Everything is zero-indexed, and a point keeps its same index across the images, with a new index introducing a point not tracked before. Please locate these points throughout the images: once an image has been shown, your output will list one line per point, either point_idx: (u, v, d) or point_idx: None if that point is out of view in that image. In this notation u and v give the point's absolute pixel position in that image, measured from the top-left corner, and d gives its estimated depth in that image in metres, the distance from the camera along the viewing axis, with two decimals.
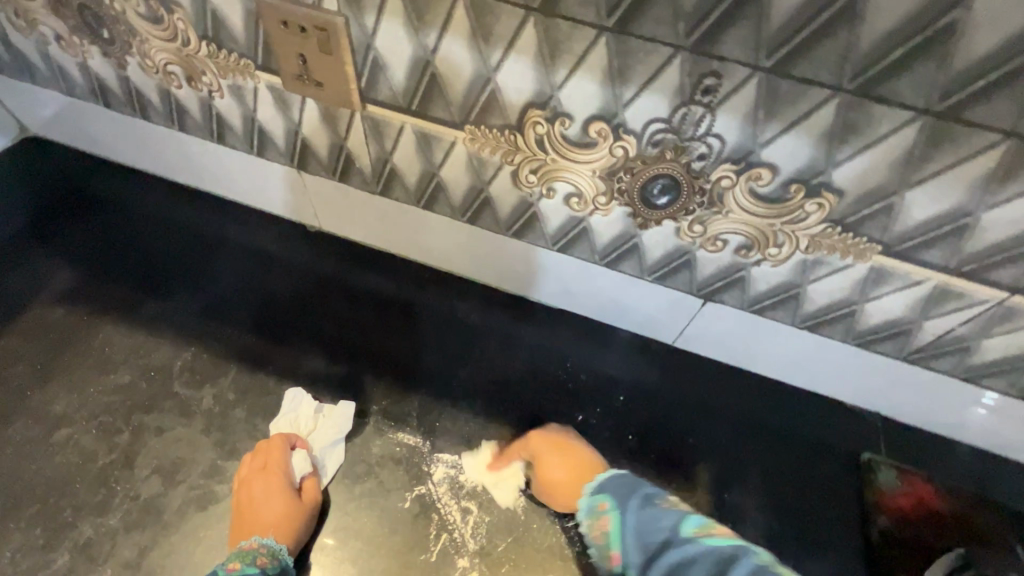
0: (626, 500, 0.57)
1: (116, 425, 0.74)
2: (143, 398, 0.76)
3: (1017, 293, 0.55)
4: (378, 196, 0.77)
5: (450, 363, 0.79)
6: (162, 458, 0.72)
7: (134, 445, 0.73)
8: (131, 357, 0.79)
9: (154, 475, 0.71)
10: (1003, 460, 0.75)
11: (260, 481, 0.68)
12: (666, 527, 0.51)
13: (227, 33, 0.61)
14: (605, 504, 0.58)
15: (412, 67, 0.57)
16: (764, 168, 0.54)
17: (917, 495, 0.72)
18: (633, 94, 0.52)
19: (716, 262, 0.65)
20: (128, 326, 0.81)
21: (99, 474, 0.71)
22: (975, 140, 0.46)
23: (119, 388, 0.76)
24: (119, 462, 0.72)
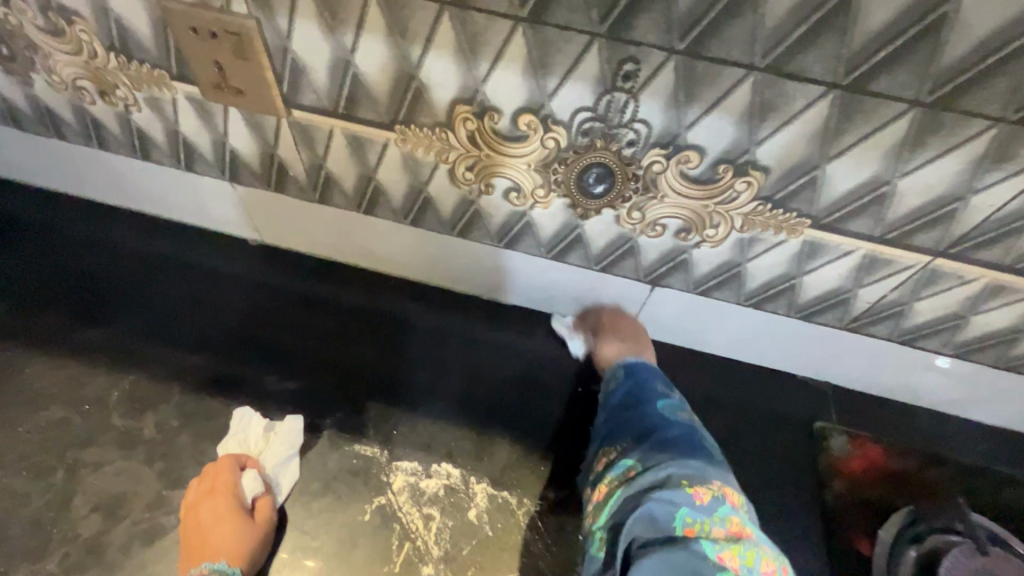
0: (635, 370, 0.68)
1: (48, 463, 0.67)
2: (77, 432, 0.69)
3: (938, 256, 0.57)
4: (316, 204, 0.74)
5: (404, 369, 0.77)
6: (103, 494, 0.66)
7: (68, 485, 0.66)
8: (63, 390, 0.72)
9: (95, 512, 0.65)
10: (926, 411, 0.82)
11: (207, 503, 0.63)
12: (649, 391, 0.65)
13: (137, 43, 0.59)
14: (616, 364, 0.70)
15: (333, 68, 0.55)
16: (691, 151, 0.53)
17: (869, 458, 0.77)
18: (557, 84, 0.50)
19: (660, 248, 0.65)
20: (60, 358, 0.74)
21: (28, 522, 0.64)
22: (885, 111, 0.45)
23: (49, 424, 0.69)
24: (55, 503, 0.65)
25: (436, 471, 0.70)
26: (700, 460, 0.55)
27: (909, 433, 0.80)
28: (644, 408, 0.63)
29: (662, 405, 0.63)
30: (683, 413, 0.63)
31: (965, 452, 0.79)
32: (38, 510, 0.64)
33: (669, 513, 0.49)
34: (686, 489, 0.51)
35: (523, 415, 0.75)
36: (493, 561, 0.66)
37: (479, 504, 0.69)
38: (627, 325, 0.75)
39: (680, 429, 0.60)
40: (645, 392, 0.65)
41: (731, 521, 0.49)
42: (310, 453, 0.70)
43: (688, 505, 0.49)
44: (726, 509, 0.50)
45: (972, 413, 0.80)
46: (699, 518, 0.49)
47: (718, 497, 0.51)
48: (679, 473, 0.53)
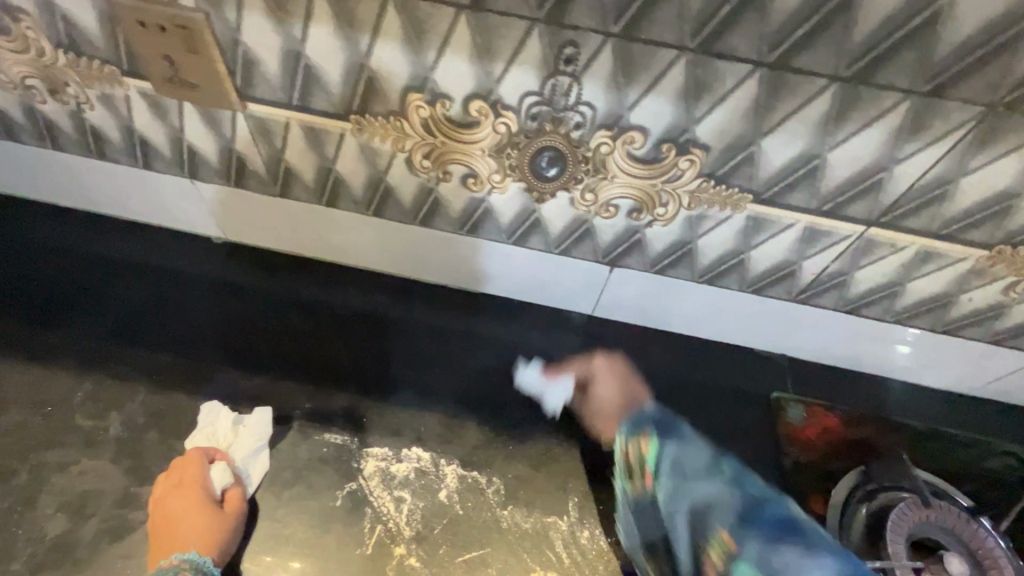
0: (660, 428, 0.63)
1: (11, 466, 0.66)
2: (40, 434, 0.68)
3: (871, 225, 0.60)
4: (279, 198, 0.74)
5: (373, 358, 0.78)
6: (68, 494, 0.65)
7: (32, 487, 0.65)
8: (24, 393, 0.71)
9: (61, 512, 0.64)
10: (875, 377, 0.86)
11: (176, 496, 0.63)
12: (698, 457, 0.57)
13: (85, 39, 0.59)
14: (647, 430, 0.63)
15: (284, 59, 0.56)
16: (636, 132, 0.55)
17: (822, 425, 0.80)
18: (503, 70, 0.52)
19: (614, 229, 0.67)
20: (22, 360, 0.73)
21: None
22: (809, 87, 0.48)
23: (10, 428, 0.69)
24: (19, 506, 0.64)
25: (408, 456, 0.72)
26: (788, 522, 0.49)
27: (860, 399, 0.84)
28: (702, 489, 0.54)
29: (724, 474, 0.55)
30: (753, 482, 0.54)
31: (913, 414, 0.83)
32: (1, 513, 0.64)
33: None
34: None
35: (492, 399, 0.77)
36: (464, 540, 0.67)
37: (449, 484, 0.71)
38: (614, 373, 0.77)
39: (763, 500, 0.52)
40: (694, 461, 0.57)
41: None
42: (280, 443, 0.71)
43: None
44: None
45: (919, 377, 0.84)
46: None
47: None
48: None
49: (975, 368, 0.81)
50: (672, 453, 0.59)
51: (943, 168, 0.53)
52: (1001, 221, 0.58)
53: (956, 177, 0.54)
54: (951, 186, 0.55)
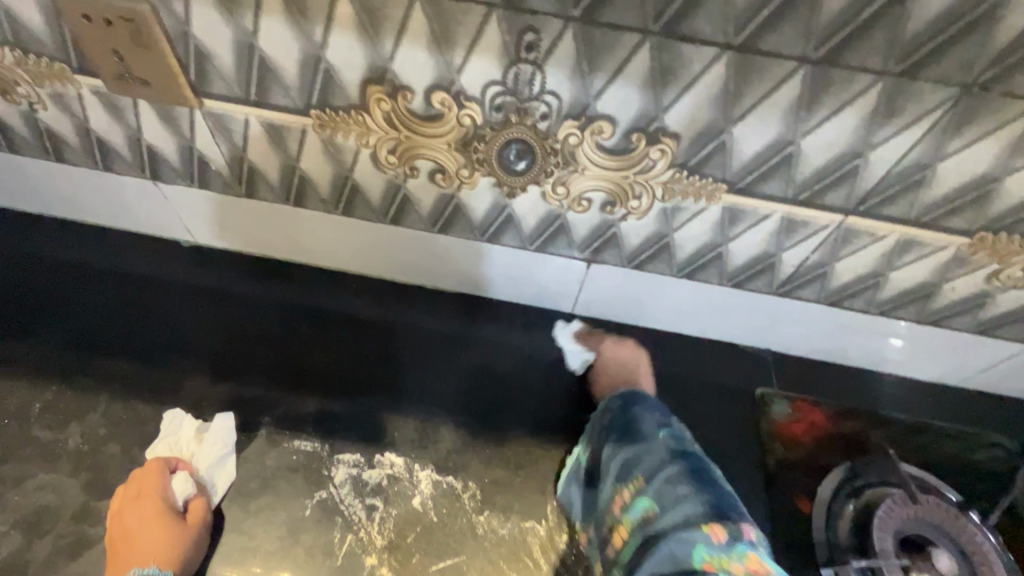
0: (626, 397, 0.67)
1: None
2: None
3: (849, 214, 0.60)
4: (245, 199, 0.72)
5: (347, 362, 0.76)
6: (23, 511, 0.63)
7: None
8: None
9: (15, 530, 0.62)
10: (864, 372, 0.84)
11: (135, 508, 0.61)
12: (649, 421, 0.63)
13: (31, 35, 0.57)
14: (611, 401, 0.68)
15: (238, 51, 0.54)
16: (603, 121, 0.54)
17: (806, 420, 0.78)
18: (463, 58, 0.51)
19: (589, 223, 0.66)
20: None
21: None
22: (775, 68, 0.48)
23: None
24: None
25: (380, 463, 0.69)
26: (701, 471, 0.58)
27: (848, 394, 0.82)
28: (646, 444, 0.61)
29: (663, 434, 0.62)
30: (686, 442, 0.61)
31: (901, 407, 0.81)
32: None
33: (689, 553, 0.50)
34: (705, 528, 0.52)
35: (469, 402, 0.75)
36: (437, 549, 0.65)
37: (423, 491, 0.68)
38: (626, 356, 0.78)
39: (686, 456, 0.59)
40: (643, 425, 0.63)
41: (753, 559, 0.50)
42: (247, 453, 0.68)
43: (708, 544, 0.51)
44: (745, 547, 0.51)
45: (908, 371, 0.83)
46: (721, 557, 0.50)
47: (736, 531, 0.52)
48: (694, 512, 0.53)
49: (963, 360, 0.79)
50: (625, 429, 0.64)
51: (920, 152, 0.53)
52: (977, 206, 0.58)
53: (932, 163, 0.54)
54: (923, 170, 0.55)
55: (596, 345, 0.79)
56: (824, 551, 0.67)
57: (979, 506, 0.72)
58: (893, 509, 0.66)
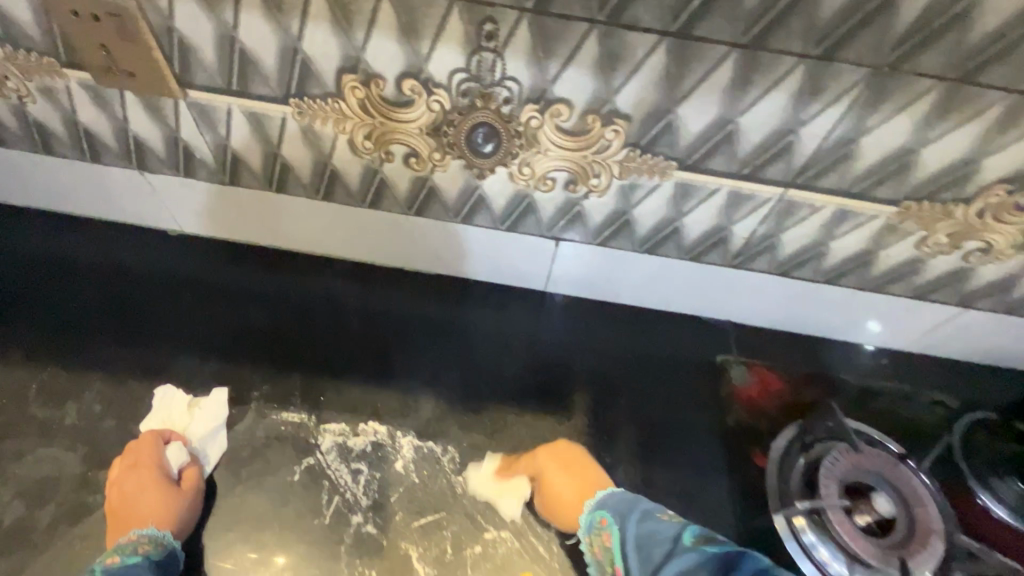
0: (623, 511, 0.63)
1: None
2: None
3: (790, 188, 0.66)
4: (229, 187, 0.76)
5: (332, 340, 0.80)
6: (23, 483, 0.66)
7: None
8: None
9: (18, 498, 0.65)
10: (819, 340, 0.90)
11: (131, 476, 0.66)
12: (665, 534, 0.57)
13: (20, 30, 0.61)
14: (607, 517, 0.64)
15: (219, 45, 0.59)
16: (561, 104, 0.60)
17: (763, 384, 0.84)
18: (430, 48, 0.57)
19: (554, 202, 0.71)
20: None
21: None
22: (711, 54, 0.55)
23: None
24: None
25: (363, 432, 0.74)
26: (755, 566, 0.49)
27: (800, 358, 0.88)
28: (680, 560, 0.52)
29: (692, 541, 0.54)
30: (721, 543, 0.53)
31: (852, 371, 0.88)
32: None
33: None
34: None
35: (449, 375, 0.79)
36: (418, 508, 0.69)
37: (405, 455, 0.73)
38: (574, 464, 0.71)
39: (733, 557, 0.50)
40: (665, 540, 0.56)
41: None
42: (234, 426, 0.72)
43: None
44: None
45: (856, 336, 0.89)
46: None
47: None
48: None
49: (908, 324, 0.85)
50: (647, 554, 0.56)
51: (851, 126, 0.60)
52: (898, 175, 0.64)
53: (860, 136, 0.60)
54: (854, 145, 0.61)
55: (530, 464, 0.72)
56: (775, 497, 0.73)
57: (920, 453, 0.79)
58: (840, 462, 0.72)
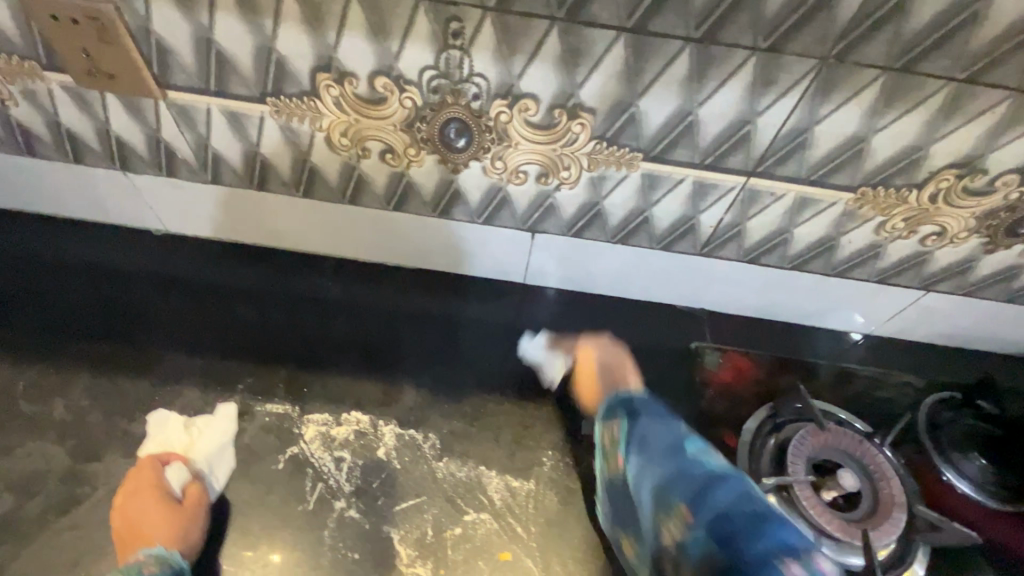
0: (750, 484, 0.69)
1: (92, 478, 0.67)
2: (122, 445, 0.70)
3: (922, 206, 0.67)
4: (343, 206, 0.78)
5: (442, 355, 0.81)
6: None
7: (116, 486, 0.67)
8: (100, 403, 0.72)
9: None
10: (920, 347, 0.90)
11: (134, 502, 0.65)
12: None
13: (175, 61, 0.62)
14: None
15: (374, 76, 0.61)
16: (703, 125, 0.61)
17: (872, 395, 0.84)
18: (585, 76, 0.58)
19: (671, 217, 0.74)
20: (93, 369, 0.74)
21: (79, 522, 0.65)
22: (860, 77, 0.55)
23: (89, 441, 0.70)
24: (105, 502, 0.66)
25: (486, 448, 0.73)
26: None
27: (903, 365, 0.88)
28: None
29: None
30: None
31: (952, 373, 0.88)
32: (87, 511, 0.65)
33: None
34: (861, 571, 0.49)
35: (563, 387, 0.80)
36: (545, 529, 0.68)
37: (529, 480, 0.71)
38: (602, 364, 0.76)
39: None
40: None
41: None
42: (361, 444, 0.72)
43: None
44: None
45: (954, 340, 0.89)
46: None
47: (812, 566, 0.45)
48: None
49: (1011, 330, 0.86)
50: None
51: (976, 143, 0.59)
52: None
53: (984, 153, 0.60)
54: (996, 166, 0.61)
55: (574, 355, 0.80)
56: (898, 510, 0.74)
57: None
58: (965, 473, 0.76)
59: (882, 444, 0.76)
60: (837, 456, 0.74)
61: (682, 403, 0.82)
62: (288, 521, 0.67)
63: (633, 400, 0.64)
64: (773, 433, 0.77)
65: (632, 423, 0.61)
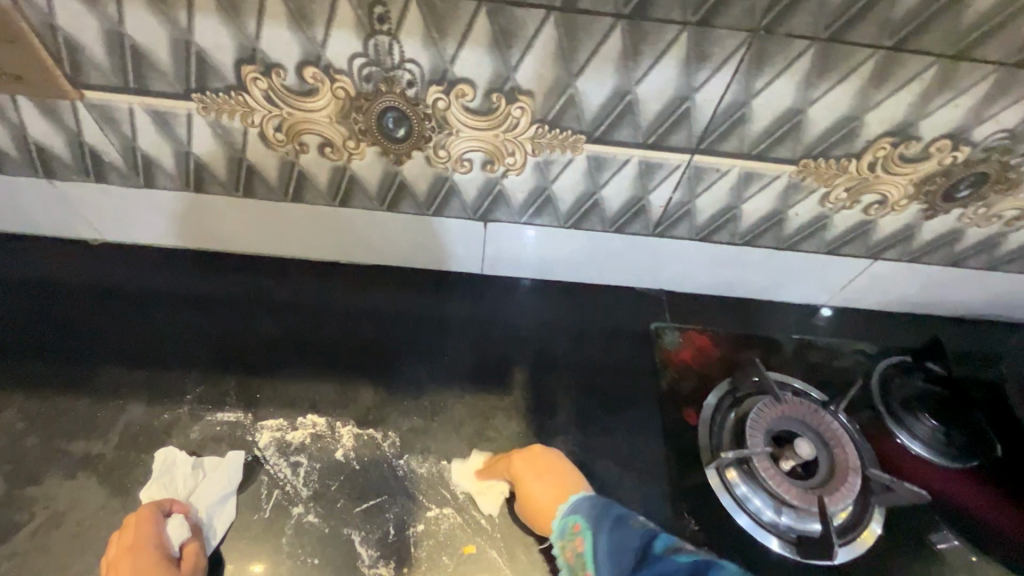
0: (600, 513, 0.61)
1: (29, 504, 0.64)
2: (60, 468, 0.66)
3: (863, 175, 0.68)
4: (287, 204, 0.75)
5: (399, 352, 0.80)
6: (99, 524, 0.63)
7: (57, 510, 0.64)
8: (37, 424, 0.69)
9: (94, 541, 0.63)
10: (871, 314, 0.92)
11: (128, 560, 0.58)
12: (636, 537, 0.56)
13: (88, 59, 0.59)
14: (581, 523, 0.61)
15: (301, 66, 0.58)
16: (642, 103, 0.60)
17: (828, 364, 0.86)
18: (519, 57, 0.57)
19: (621, 199, 0.73)
20: (29, 390, 0.71)
21: (16, 551, 0.61)
22: (791, 49, 0.55)
23: (26, 464, 0.66)
24: (46, 527, 0.63)
25: (447, 443, 0.72)
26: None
27: (856, 333, 0.90)
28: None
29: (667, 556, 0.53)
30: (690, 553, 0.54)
31: (903, 338, 0.90)
32: (26, 538, 0.62)
33: None
34: None
35: (522, 376, 0.80)
36: (509, 519, 0.68)
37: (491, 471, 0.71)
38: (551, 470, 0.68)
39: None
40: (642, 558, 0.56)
41: None
42: (318, 447, 0.70)
43: None
44: None
45: (902, 306, 0.92)
46: None
47: None
48: None
49: (960, 293, 0.88)
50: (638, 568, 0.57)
51: (909, 109, 0.60)
52: (967, 155, 0.65)
53: (917, 119, 0.61)
54: (927, 132, 0.62)
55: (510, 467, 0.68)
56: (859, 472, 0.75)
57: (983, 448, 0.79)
58: (917, 435, 0.79)
59: (837, 410, 0.78)
60: (793, 427, 0.75)
61: (645, 384, 0.82)
62: (244, 531, 0.64)
63: (586, 502, 0.63)
64: (732, 407, 0.78)
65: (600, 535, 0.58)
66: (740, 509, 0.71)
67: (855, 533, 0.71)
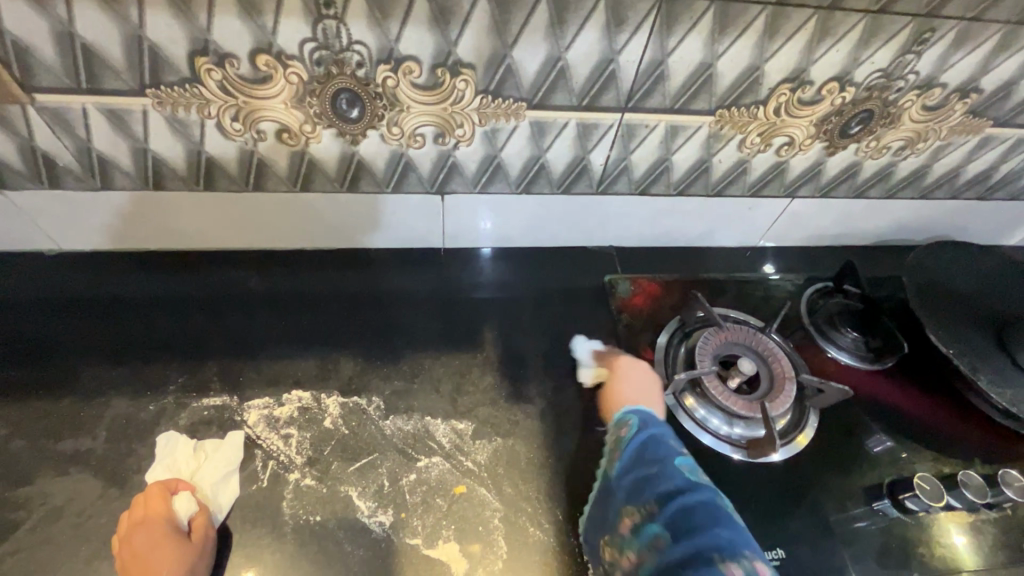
0: (646, 419, 0.70)
1: (23, 504, 0.65)
2: (50, 467, 0.67)
3: (769, 119, 0.77)
4: (249, 193, 0.78)
5: (373, 326, 0.84)
6: (97, 513, 0.65)
7: (53, 506, 0.65)
8: (20, 428, 0.69)
9: (94, 530, 0.64)
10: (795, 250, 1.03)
11: (141, 532, 0.61)
12: (664, 451, 0.65)
13: (37, 61, 0.60)
14: (632, 418, 0.71)
15: (253, 53, 0.62)
16: (572, 68, 0.67)
17: (764, 296, 0.96)
18: (458, 32, 0.62)
19: (563, 160, 0.80)
20: (6, 398, 0.71)
21: (16, 548, 0.62)
22: (695, 9, 0.63)
23: (14, 467, 0.67)
24: (44, 523, 0.64)
25: (428, 400, 0.78)
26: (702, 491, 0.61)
27: (784, 267, 1.01)
28: (660, 467, 0.63)
29: (680, 466, 0.63)
30: (702, 475, 0.63)
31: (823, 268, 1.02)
32: (26, 535, 0.63)
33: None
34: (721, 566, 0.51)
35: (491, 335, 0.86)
36: (495, 459, 0.74)
37: (473, 420, 0.77)
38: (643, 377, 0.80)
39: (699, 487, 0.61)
40: (660, 454, 0.65)
41: None
42: (306, 418, 0.74)
43: None
44: None
45: (821, 239, 1.03)
46: None
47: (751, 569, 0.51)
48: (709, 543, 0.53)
49: (868, 223, 1.00)
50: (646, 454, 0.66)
51: (799, 57, 0.69)
52: (854, 94, 0.76)
53: (808, 65, 0.71)
54: (818, 76, 0.72)
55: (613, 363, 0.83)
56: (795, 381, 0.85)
57: (894, 346, 0.90)
58: (843, 346, 0.90)
59: (770, 330, 0.88)
60: (735, 349, 0.84)
61: (604, 330, 0.89)
62: (244, 502, 0.68)
63: (646, 413, 0.72)
64: (683, 340, 0.86)
65: (638, 436, 0.68)
66: (702, 430, 0.79)
67: (793, 435, 0.81)
